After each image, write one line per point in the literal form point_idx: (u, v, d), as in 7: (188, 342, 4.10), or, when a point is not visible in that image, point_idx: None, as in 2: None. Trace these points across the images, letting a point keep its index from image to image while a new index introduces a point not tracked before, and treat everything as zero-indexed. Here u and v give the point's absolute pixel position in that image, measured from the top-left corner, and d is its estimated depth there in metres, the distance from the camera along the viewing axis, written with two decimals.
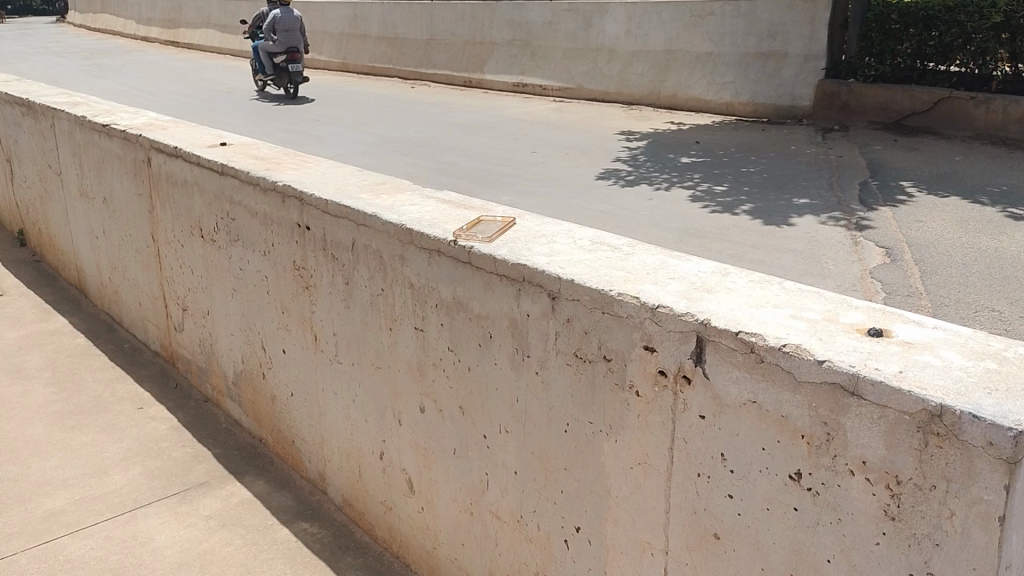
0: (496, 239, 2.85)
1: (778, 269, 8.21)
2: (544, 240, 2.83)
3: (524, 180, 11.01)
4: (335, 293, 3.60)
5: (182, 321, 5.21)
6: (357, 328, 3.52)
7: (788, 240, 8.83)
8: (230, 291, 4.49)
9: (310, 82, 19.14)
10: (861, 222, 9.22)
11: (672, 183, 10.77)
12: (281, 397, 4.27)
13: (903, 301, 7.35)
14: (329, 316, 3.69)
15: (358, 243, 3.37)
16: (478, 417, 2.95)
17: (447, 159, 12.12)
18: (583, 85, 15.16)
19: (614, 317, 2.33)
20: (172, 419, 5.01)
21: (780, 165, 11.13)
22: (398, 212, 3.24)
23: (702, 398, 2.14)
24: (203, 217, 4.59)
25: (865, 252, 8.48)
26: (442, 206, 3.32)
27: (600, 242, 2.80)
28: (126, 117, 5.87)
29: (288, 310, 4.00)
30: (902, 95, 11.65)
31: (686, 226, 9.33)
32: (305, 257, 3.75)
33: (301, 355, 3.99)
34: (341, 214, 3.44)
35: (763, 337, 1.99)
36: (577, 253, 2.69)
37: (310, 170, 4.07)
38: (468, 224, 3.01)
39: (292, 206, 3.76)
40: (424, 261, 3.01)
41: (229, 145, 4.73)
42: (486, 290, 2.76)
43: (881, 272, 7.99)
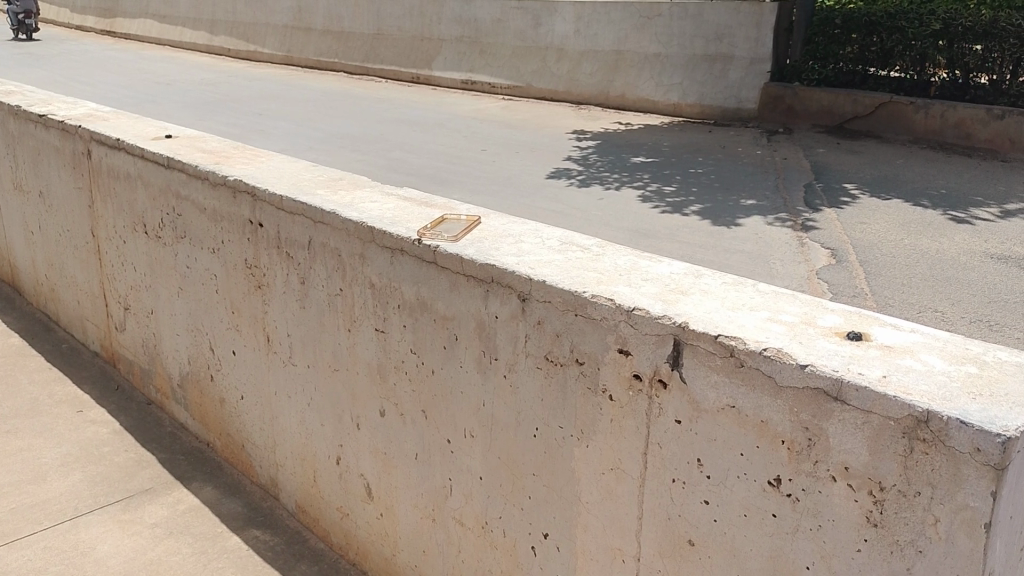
0: (461, 239, 2.77)
1: (728, 269, 8.28)
2: (510, 240, 2.76)
3: (474, 178, 10.92)
4: (290, 293, 3.48)
5: (124, 320, 5.02)
6: (313, 329, 3.41)
7: (736, 241, 8.91)
8: (177, 289, 4.33)
9: (254, 75, 18.79)
10: (807, 223, 9.35)
11: (622, 182, 10.80)
12: (231, 400, 4.13)
13: (849, 301, 7.47)
14: (283, 317, 3.57)
15: (315, 241, 3.26)
16: (442, 421, 2.87)
17: (395, 156, 11.96)
18: (531, 83, 15.14)
19: (586, 319, 2.28)
20: (114, 422, 4.80)
21: (727, 166, 11.24)
22: (357, 210, 3.14)
23: (679, 403, 2.09)
24: (147, 212, 4.42)
25: (812, 253, 8.60)
26: (403, 204, 3.23)
27: (569, 242, 2.75)
28: (64, 107, 5.64)
29: (239, 310, 3.87)
30: (845, 99, 11.87)
31: (637, 226, 9.35)
32: (257, 256, 3.62)
33: (252, 356, 3.86)
34: (297, 211, 3.32)
35: (743, 341, 1.95)
36: (547, 253, 2.63)
37: (262, 165, 3.94)
38: (432, 223, 2.92)
39: (244, 202, 3.63)
40: (385, 261, 2.92)
41: (175, 138, 4.56)
42: (452, 291, 2.69)
43: (827, 273, 8.11)
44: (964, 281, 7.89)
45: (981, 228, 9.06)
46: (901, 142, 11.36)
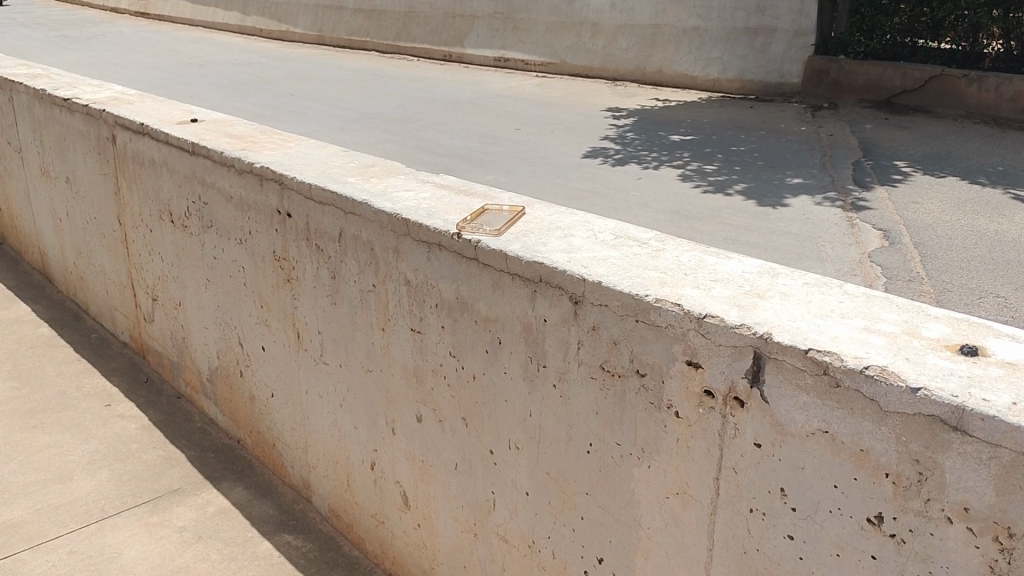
0: (505, 233, 2.51)
1: (775, 252, 7.95)
2: (559, 233, 2.51)
3: (509, 158, 10.64)
4: (320, 289, 3.26)
5: (153, 311, 4.83)
6: (344, 327, 3.18)
7: (783, 222, 8.56)
8: (204, 281, 4.13)
9: (286, 56, 18.60)
10: (857, 202, 8.97)
11: (662, 161, 10.46)
12: (261, 397, 3.92)
13: (904, 286, 7.13)
14: (313, 313, 3.35)
15: (346, 234, 3.03)
16: (484, 431, 2.63)
17: (428, 136, 11.71)
18: (566, 59, 14.78)
19: (649, 326, 2.02)
20: (143, 417, 4.62)
21: (772, 143, 10.84)
22: (391, 199, 2.90)
23: (760, 424, 1.84)
24: (173, 201, 4.21)
25: (863, 234, 8.23)
26: (440, 192, 2.98)
27: (623, 236, 2.48)
28: (90, 91, 5.45)
29: (267, 304, 3.65)
30: (892, 72, 11.39)
31: (678, 207, 9.03)
32: (286, 247, 3.39)
33: (282, 352, 3.65)
34: (326, 200, 3.09)
35: (838, 356, 1.69)
36: (600, 248, 2.37)
37: (290, 150, 3.71)
38: (472, 214, 2.67)
39: (271, 190, 3.40)
40: (421, 256, 2.68)
41: (201, 122, 4.35)
42: (495, 290, 2.44)
43: (880, 256, 7.75)
44: None
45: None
46: (952, 117, 10.91)
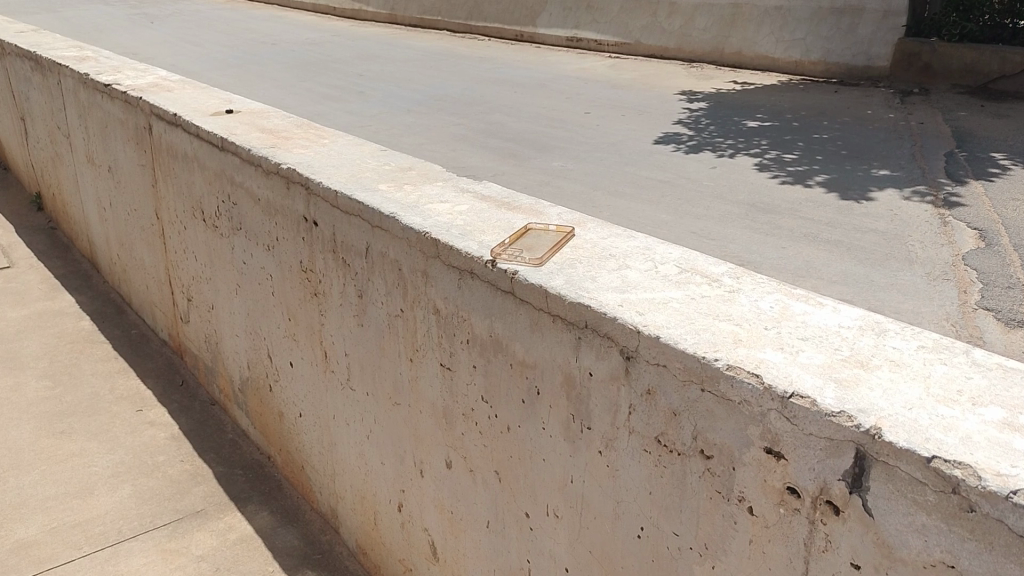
0: (549, 262, 2.11)
1: (859, 251, 7.36)
2: (613, 264, 2.10)
3: (576, 144, 10.19)
4: (347, 308, 2.91)
5: (188, 312, 4.58)
6: (371, 353, 2.83)
7: (868, 218, 7.94)
8: (234, 286, 3.83)
9: (356, 35, 18.37)
10: (949, 198, 8.28)
11: (737, 149, 9.87)
12: (289, 416, 3.62)
13: (1003, 295, 6.49)
14: (340, 333, 3.01)
15: (373, 250, 2.67)
16: (520, 491, 2.25)
17: (493, 119, 11.32)
18: (640, 40, 14.19)
19: (718, 398, 1.60)
20: (173, 425, 4.38)
21: (857, 131, 10.15)
22: (422, 213, 2.52)
23: (860, 541, 1.43)
24: (204, 198, 3.92)
25: (957, 233, 7.57)
26: (479, 204, 2.60)
27: (690, 269, 2.06)
28: (133, 75, 5.20)
29: (295, 318, 3.33)
30: (991, 56, 10.59)
31: (754, 199, 8.47)
32: (313, 259, 3.06)
33: (309, 371, 3.33)
34: (353, 211, 2.72)
35: (973, 469, 1.27)
36: (662, 287, 1.96)
37: (324, 147, 3.36)
38: (512, 236, 2.28)
39: (297, 195, 3.06)
40: (453, 284, 2.30)
41: (236, 113, 4.03)
42: (534, 333, 2.05)
43: (975, 258, 7.10)
44: None
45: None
46: None
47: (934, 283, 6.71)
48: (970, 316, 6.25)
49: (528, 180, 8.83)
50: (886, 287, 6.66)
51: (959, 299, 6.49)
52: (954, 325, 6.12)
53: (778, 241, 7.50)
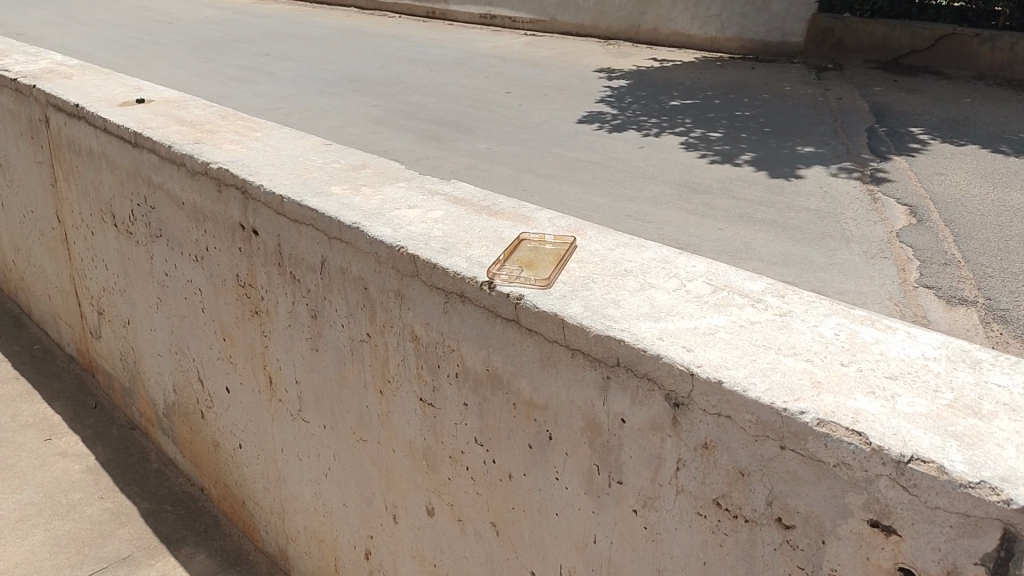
0: (557, 283, 1.78)
1: (795, 230, 7.22)
2: (633, 283, 1.78)
3: (501, 125, 9.82)
4: (298, 330, 2.52)
5: (99, 327, 4.08)
6: (329, 382, 2.46)
7: (799, 197, 7.83)
8: (154, 300, 3.37)
9: (259, 12, 17.51)
10: (875, 174, 8.24)
11: (663, 128, 9.67)
12: (226, 446, 3.20)
13: (940, 271, 6.38)
14: (288, 358, 2.62)
15: (329, 265, 2.28)
16: (523, 548, 1.93)
17: (413, 100, 10.84)
18: (556, 16, 13.89)
19: (805, 459, 1.31)
20: (89, 457, 3.90)
21: (779, 107, 10.09)
22: (391, 222, 2.15)
23: None
24: (115, 200, 3.44)
25: (888, 210, 7.51)
26: (455, 209, 2.24)
27: (724, 286, 1.76)
28: (20, 59, 4.61)
29: (232, 339, 2.91)
30: (902, 31, 10.63)
31: (685, 179, 8.28)
32: (252, 273, 2.65)
33: (250, 399, 2.92)
34: (303, 219, 2.33)
35: None
36: (701, 312, 1.64)
37: (259, 142, 2.94)
38: (505, 250, 1.94)
39: (231, 199, 2.64)
40: (436, 308, 1.95)
41: (148, 102, 3.55)
42: (546, 370, 1.72)
43: (908, 235, 7.01)
44: None
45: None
46: (964, 79, 10.22)
47: (872, 261, 6.57)
48: (911, 294, 6.10)
49: (454, 164, 8.42)
50: (825, 267, 6.51)
51: (900, 277, 6.34)
52: (897, 304, 5.95)
53: (714, 222, 7.28)
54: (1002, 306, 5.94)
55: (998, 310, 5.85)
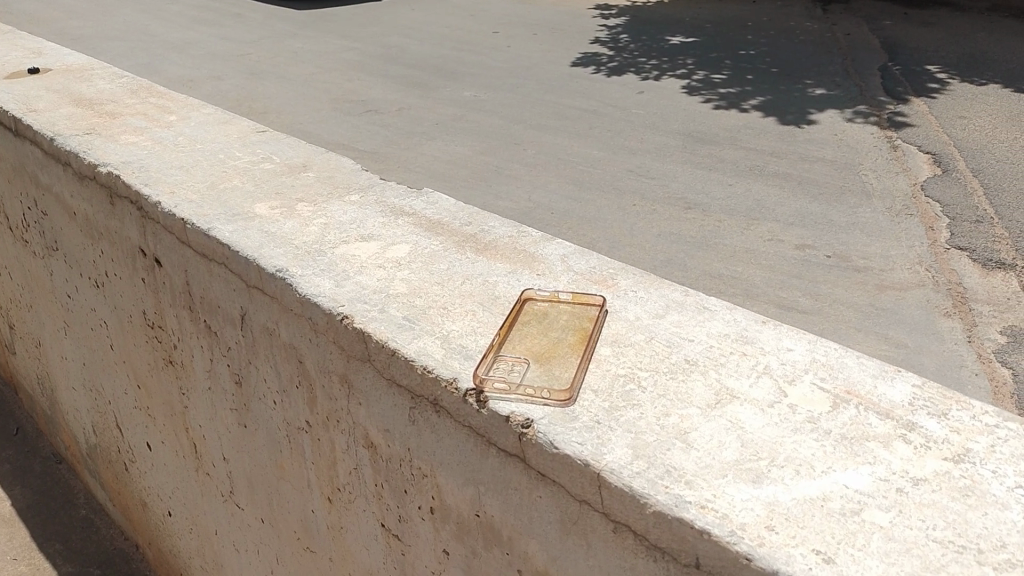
0: (584, 394, 1.14)
1: (811, 184, 5.96)
2: (703, 390, 1.14)
3: (487, 69, 8.97)
4: (221, 396, 1.88)
5: (12, 342, 3.39)
6: (265, 468, 1.82)
7: (812, 145, 6.55)
8: (61, 325, 2.70)
9: None
10: (893, 118, 6.94)
11: (663, 70, 8.63)
12: (155, 509, 2.56)
13: (975, 230, 5.10)
14: (213, 428, 1.97)
15: (252, 322, 1.62)
16: None
17: (391, 43, 9.97)
18: None
19: None
20: (5, 503, 3.26)
21: (783, 43, 9.23)
22: (333, 269, 1.49)
23: None
24: (5, 200, 2.73)
25: (909, 160, 6.17)
26: (429, 241, 1.59)
27: (848, 395, 1.12)
28: None
29: (147, 388, 2.25)
30: None
31: (690, 128, 7.11)
32: (161, 313, 1.98)
33: (176, 465, 2.28)
34: (212, 255, 1.66)
35: None
36: (827, 458, 1.01)
37: (170, 130, 2.25)
38: (502, 325, 1.30)
39: (125, 215, 1.95)
40: (400, 414, 1.30)
41: (43, 73, 2.84)
42: (572, 541, 1.08)
43: (934, 187, 5.69)
44: None
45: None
46: (978, 12, 9.58)
47: (896, 220, 5.27)
48: (943, 258, 4.82)
49: (437, 116, 7.56)
50: (846, 227, 5.24)
51: (927, 237, 5.07)
52: (929, 270, 4.69)
53: (723, 175, 6.12)
54: None
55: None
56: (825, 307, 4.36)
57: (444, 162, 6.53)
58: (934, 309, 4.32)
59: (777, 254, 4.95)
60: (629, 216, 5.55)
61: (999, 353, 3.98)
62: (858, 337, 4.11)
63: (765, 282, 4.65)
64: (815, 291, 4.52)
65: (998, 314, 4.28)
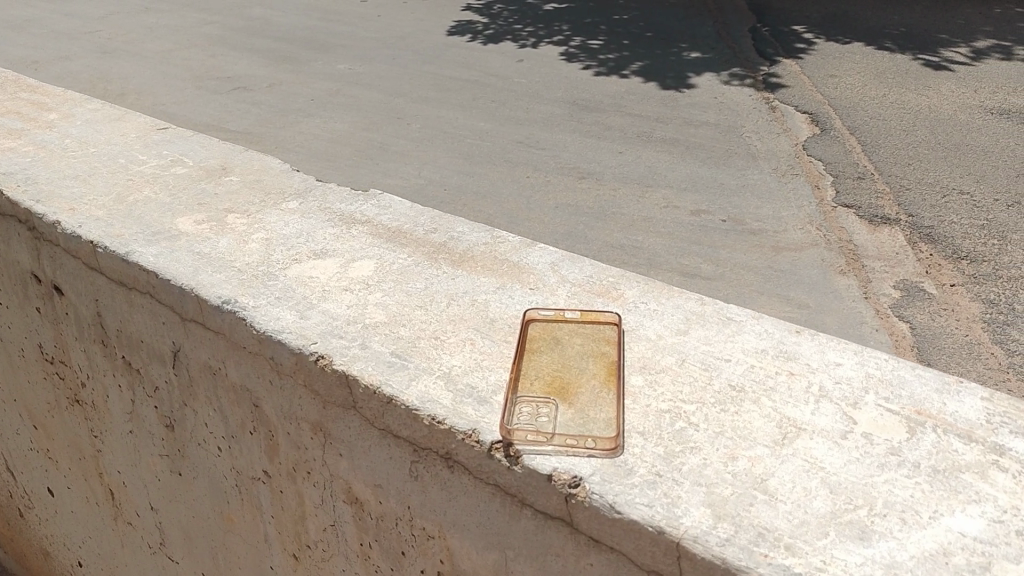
0: (631, 441, 0.98)
1: (696, 147, 5.19)
2: (762, 423, 1.00)
3: (361, 40, 8.55)
4: (145, 440, 1.62)
5: None
6: (207, 520, 1.57)
7: (697, 110, 5.85)
8: None
9: None
10: (768, 80, 6.30)
11: (540, 37, 8.39)
12: (60, 559, 2.25)
13: (856, 186, 4.39)
14: (137, 475, 1.70)
15: (189, 359, 1.38)
16: None
17: (255, 15, 9.38)
18: None
19: None
20: None
21: (656, 7, 9.16)
22: (293, 297, 1.27)
23: None
24: None
25: (789, 118, 5.49)
26: (395, 255, 1.39)
27: (917, 418, 1.01)
28: None
29: (46, 430, 1.94)
30: None
31: (576, 97, 6.46)
32: (63, 347, 1.69)
33: (87, 512, 1.99)
34: (133, 282, 1.40)
35: None
36: (929, 498, 0.89)
37: (53, 131, 1.93)
38: (515, 356, 1.13)
39: (11, 235, 1.64)
40: (397, 469, 1.10)
41: None
42: None
43: (817, 146, 4.95)
44: (981, 146, 4.91)
45: (965, 74, 6.23)
46: None
47: (784, 180, 4.55)
48: (831, 217, 4.12)
49: (310, 90, 7.03)
50: (737, 190, 4.50)
51: (814, 196, 4.34)
52: (818, 229, 4.00)
53: (611, 144, 5.32)
54: (927, 226, 3.99)
55: (924, 228, 3.95)
56: (720, 274, 3.68)
57: (327, 142, 5.77)
58: (829, 268, 3.67)
59: (674, 221, 4.22)
60: (524, 189, 4.75)
61: (896, 308, 3.39)
62: (758, 302, 3.44)
63: (666, 251, 3.94)
64: (714, 257, 3.84)
65: (889, 270, 3.63)
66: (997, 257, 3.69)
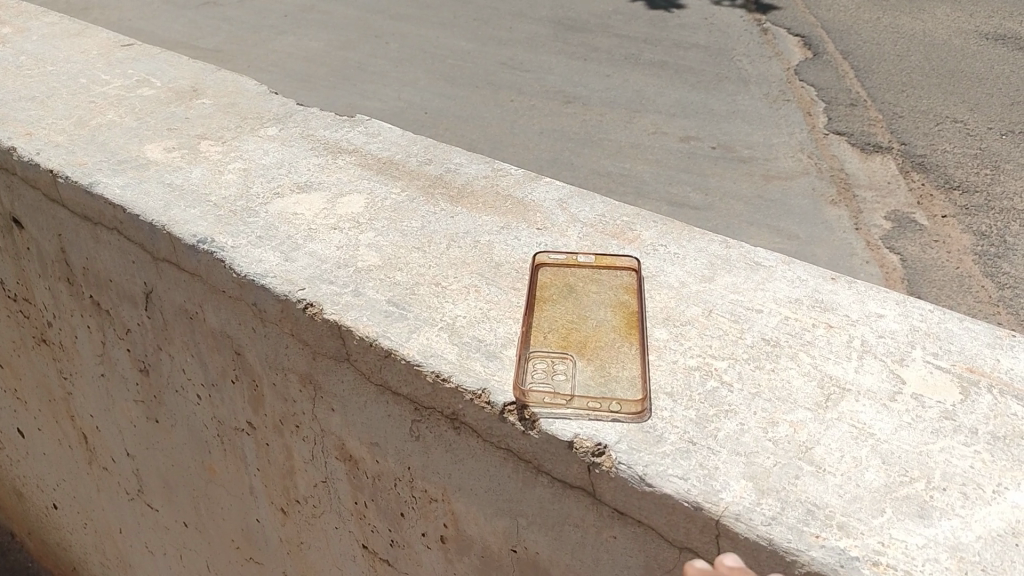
0: (657, 403, 0.88)
1: (685, 69, 5.00)
2: (804, 383, 0.90)
3: None
4: (119, 385, 1.51)
5: None
6: (188, 468, 1.48)
7: (686, 31, 5.64)
8: None
9: None
10: None
11: None
12: (35, 499, 2.16)
13: (849, 112, 4.25)
14: (111, 419, 1.60)
15: (163, 301, 1.26)
16: None
17: None
18: None
19: None
20: None
21: None
22: (278, 236, 1.15)
23: None
24: None
25: (781, 41, 5.30)
26: (387, 189, 1.27)
27: (971, 376, 0.92)
28: None
29: (13, 369, 1.83)
30: None
31: (557, 15, 6.21)
32: (26, 284, 1.56)
33: (61, 454, 1.89)
34: (98, 216, 1.27)
35: None
36: (992, 470, 0.80)
37: (7, 47, 1.76)
38: (526, 304, 1.03)
39: None
40: (396, 427, 1.00)
41: None
42: None
43: (809, 70, 4.78)
44: (976, 72, 4.77)
45: None
46: None
47: (775, 106, 4.40)
48: (823, 145, 3.98)
49: (283, 6, 6.71)
50: (727, 116, 4.35)
51: (806, 122, 4.21)
52: (810, 158, 3.87)
53: (598, 66, 5.12)
54: (919, 154, 3.89)
55: (916, 157, 3.83)
56: (711, 204, 3.58)
57: (302, 61, 5.52)
58: (820, 199, 3.56)
59: (661, 147, 4.08)
60: (508, 113, 4.58)
61: (887, 240, 3.31)
62: (751, 234, 3.35)
63: (655, 180, 3.81)
64: (703, 186, 3.72)
65: (879, 200, 3.53)
66: (990, 187, 3.59)
